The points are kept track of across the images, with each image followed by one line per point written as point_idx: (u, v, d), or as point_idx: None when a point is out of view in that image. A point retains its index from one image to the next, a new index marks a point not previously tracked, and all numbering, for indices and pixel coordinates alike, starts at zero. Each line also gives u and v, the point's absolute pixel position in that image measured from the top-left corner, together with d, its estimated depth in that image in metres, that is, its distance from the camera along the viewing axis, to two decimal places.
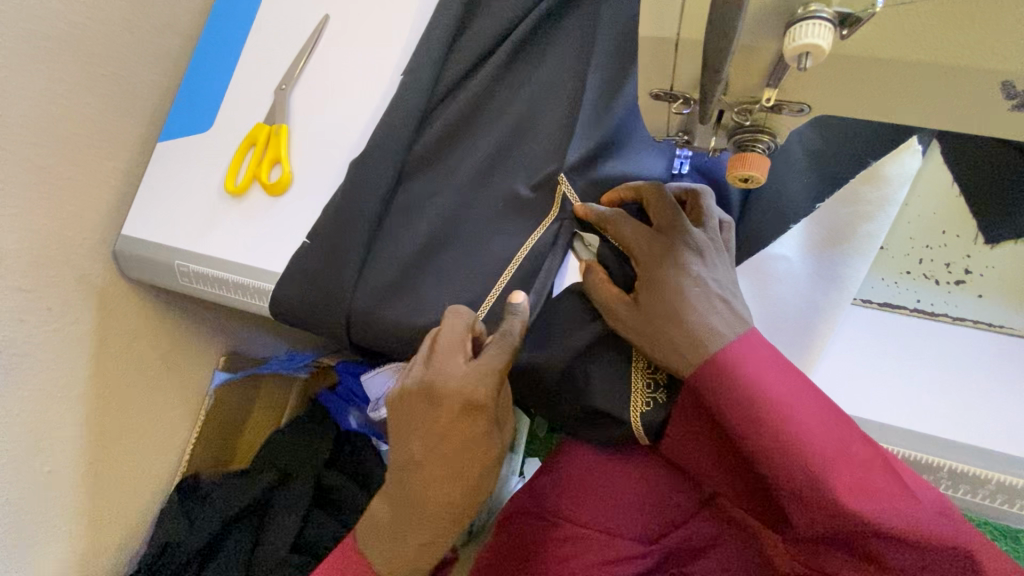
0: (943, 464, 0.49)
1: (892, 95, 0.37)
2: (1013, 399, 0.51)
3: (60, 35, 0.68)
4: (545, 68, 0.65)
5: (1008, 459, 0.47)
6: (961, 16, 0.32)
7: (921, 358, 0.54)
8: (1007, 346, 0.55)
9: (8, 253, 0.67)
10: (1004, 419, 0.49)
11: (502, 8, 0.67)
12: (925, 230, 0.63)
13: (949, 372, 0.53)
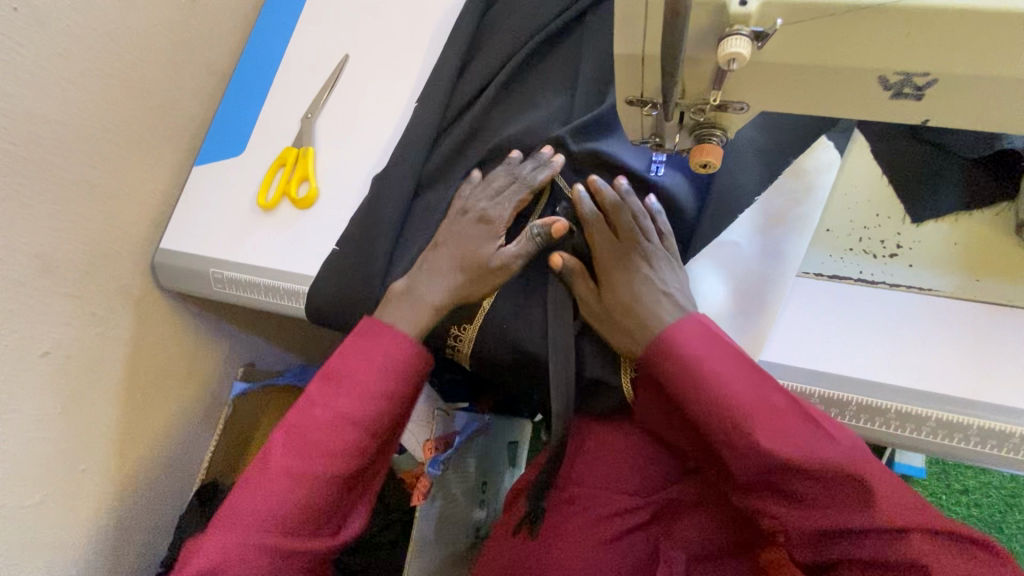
0: (889, 406, 0.55)
1: (802, 92, 0.41)
2: (938, 349, 0.55)
3: (113, 73, 0.78)
4: (545, 82, 0.78)
5: (940, 397, 0.54)
6: (847, 25, 0.37)
7: (861, 319, 0.58)
8: (936, 307, 0.57)
9: (61, 261, 0.75)
10: (934, 365, 0.55)
11: (500, 44, 0.79)
12: (861, 206, 0.63)
13: (884, 332, 0.57)
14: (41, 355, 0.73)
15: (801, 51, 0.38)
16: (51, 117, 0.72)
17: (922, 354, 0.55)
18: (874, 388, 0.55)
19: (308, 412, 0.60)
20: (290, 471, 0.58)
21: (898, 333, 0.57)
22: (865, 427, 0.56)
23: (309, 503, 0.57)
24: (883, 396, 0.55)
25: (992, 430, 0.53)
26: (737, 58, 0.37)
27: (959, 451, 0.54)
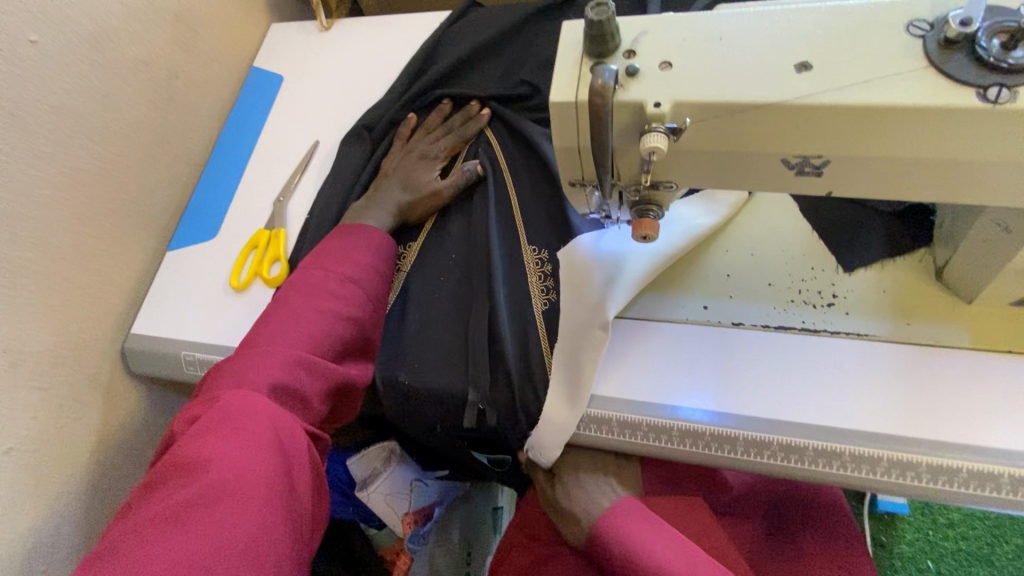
0: (843, 449, 0.57)
1: (716, 171, 0.45)
2: (880, 390, 0.60)
3: (90, 169, 0.81)
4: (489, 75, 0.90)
5: (884, 435, 0.57)
6: (747, 125, 0.41)
7: (811, 367, 0.62)
8: (871, 352, 0.62)
9: (31, 355, 0.75)
10: (873, 404, 0.59)
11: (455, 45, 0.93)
12: (794, 261, 0.68)
13: (832, 380, 0.61)
14: (4, 453, 0.72)
15: (709, 141, 0.43)
16: (28, 215, 0.74)
17: (863, 394, 0.60)
18: (826, 433, 0.59)
19: (308, 275, 0.70)
20: (306, 309, 0.67)
21: (841, 378, 0.61)
22: (824, 472, 0.58)
23: (317, 340, 0.66)
24: (834, 439, 0.58)
25: (941, 465, 0.56)
26: (656, 152, 0.41)
27: (920, 491, 0.56)
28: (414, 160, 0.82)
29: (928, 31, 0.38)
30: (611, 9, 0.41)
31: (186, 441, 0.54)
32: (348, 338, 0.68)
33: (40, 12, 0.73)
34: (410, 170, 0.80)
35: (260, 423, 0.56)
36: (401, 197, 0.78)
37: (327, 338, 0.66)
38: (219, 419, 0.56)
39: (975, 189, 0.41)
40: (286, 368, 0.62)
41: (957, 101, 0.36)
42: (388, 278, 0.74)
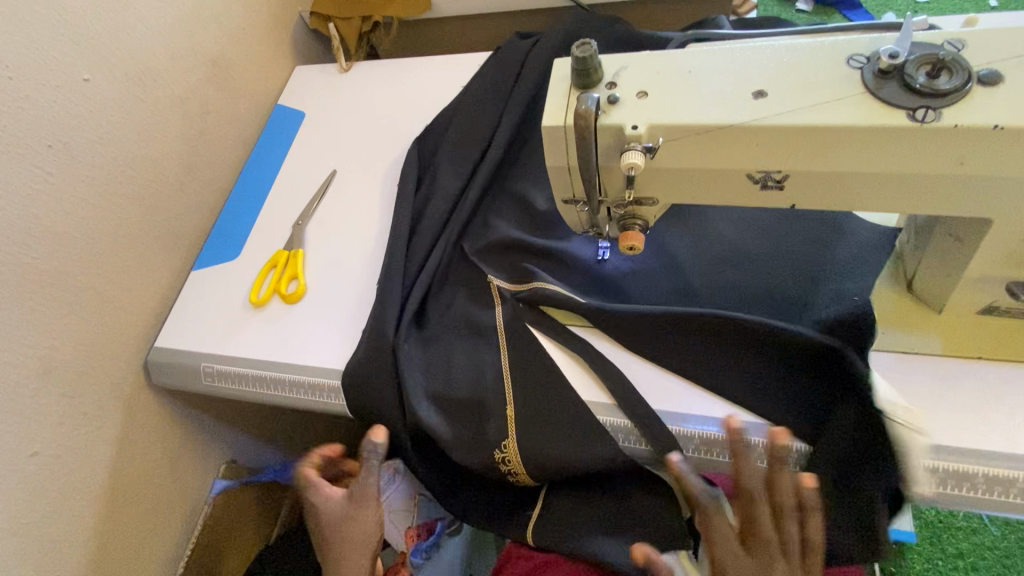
0: (978, 470, 0.55)
1: (690, 186, 0.51)
2: (965, 399, 0.59)
3: (127, 193, 0.89)
4: (484, 115, 0.93)
5: (979, 452, 0.56)
6: (708, 143, 0.47)
7: (955, 396, 0.59)
8: (917, 364, 0.62)
9: (61, 362, 0.80)
10: (970, 407, 0.58)
11: (455, 105, 0.96)
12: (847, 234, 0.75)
13: (954, 391, 0.60)
14: (31, 456, 0.77)
15: (678, 158, 0.48)
16: (70, 233, 0.81)
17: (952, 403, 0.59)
18: (962, 454, 0.56)
19: None
20: None
21: (933, 395, 0.60)
22: (953, 494, 0.56)
23: None
24: (969, 461, 0.56)
25: (956, 471, 0.56)
26: (634, 167, 0.47)
27: (957, 499, 0.56)
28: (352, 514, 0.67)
29: (865, 64, 0.44)
30: (593, 48, 0.48)
31: None
32: None
33: (94, 54, 0.82)
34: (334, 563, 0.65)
35: None
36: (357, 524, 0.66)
37: None
38: None
39: (920, 203, 0.46)
40: None
41: (891, 121, 0.41)
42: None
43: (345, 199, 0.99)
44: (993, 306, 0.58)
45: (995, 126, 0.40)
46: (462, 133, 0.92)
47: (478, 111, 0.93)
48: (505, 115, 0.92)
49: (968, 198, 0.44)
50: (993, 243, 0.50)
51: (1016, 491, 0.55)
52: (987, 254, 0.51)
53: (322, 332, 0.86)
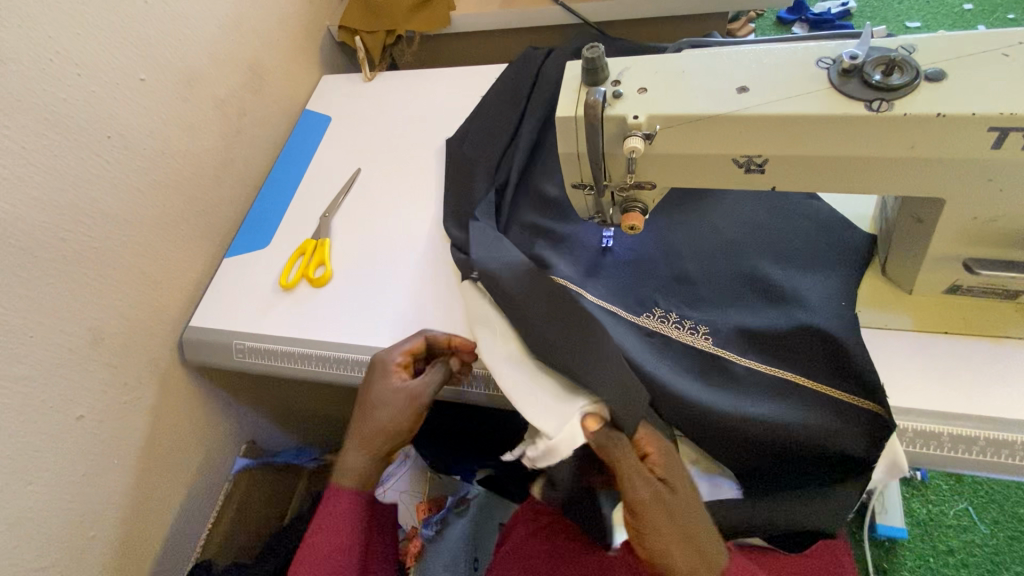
0: (941, 430, 0.62)
1: (683, 169, 0.58)
2: (928, 368, 0.66)
3: (171, 184, 0.97)
4: (502, 121, 1.03)
5: (938, 414, 0.62)
6: (699, 130, 0.54)
7: (922, 367, 0.66)
8: (885, 338, 0.69)
9: (108, 334, 0.87)
10: (932, 374, 0.65)
11: (477, 112, 1.05)
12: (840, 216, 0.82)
13: (918, 360, 0.66)
14: (76, 419, 0.83)
15: (673, 143, 0.56)
16: (121, 216, 0.89)
17: (913, 370, 0.66)
18: (924, 416, 0.63)
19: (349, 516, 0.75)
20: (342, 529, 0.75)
21: (891, 360, 0.67)
22: (919, 451, 0.62)
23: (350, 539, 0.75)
24: (932, 421, 0.62)
25: (923, 431, 0.62)
26: (635, 151, 0.55)
27: (923, 457, 0.63)
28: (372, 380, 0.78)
29: (832, 65, 0.52)
30: (601, 50, 0.56)
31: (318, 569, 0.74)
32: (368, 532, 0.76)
33: (149, 58, 0.91)
34: (366, 415, 0.75)
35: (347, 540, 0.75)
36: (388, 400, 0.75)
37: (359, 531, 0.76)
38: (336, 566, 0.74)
39: (880, 183, 0.53)
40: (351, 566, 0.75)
41: (852, 111, 0.49)
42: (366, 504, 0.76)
43: (367, 194, 1.07)
44: (956, 285, 0.66)
45: (938, 114, 0.47)
46: (484, 137, 1.01)
47: (497, 117, 1.03)
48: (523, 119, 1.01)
49: (921, 178, 0.52)
50: (948, 223, 0.57)
51: (977, 449, 0.61)
52: (945, 233, 0.58)
53: (347, 314, 0.92)
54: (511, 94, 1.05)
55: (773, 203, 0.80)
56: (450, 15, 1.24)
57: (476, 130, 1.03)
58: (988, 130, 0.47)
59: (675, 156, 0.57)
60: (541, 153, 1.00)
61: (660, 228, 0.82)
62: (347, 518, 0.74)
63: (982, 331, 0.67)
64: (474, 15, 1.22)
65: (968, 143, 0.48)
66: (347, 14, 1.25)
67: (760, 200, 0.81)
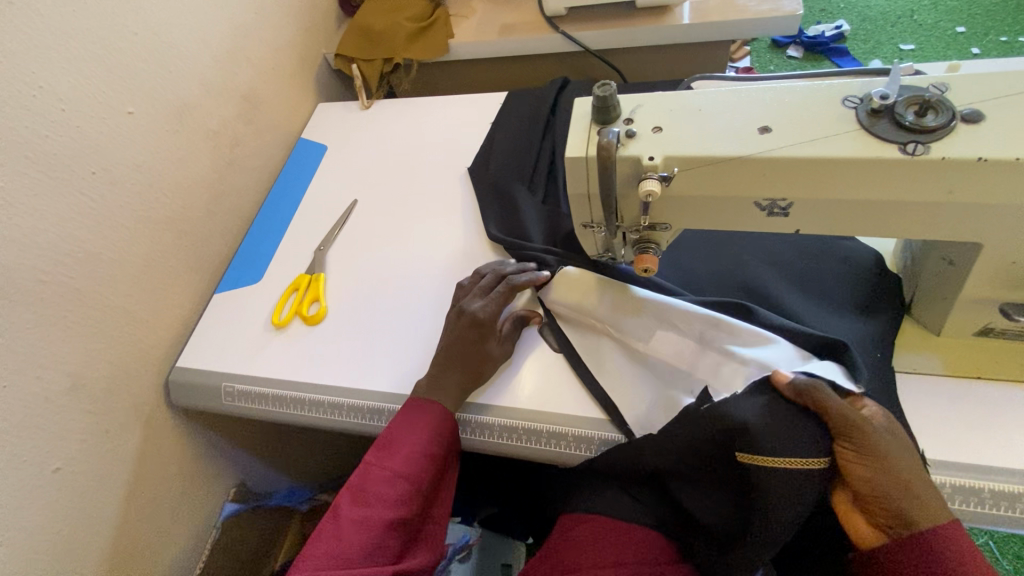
0: (982, 485, 0.58)
1: (701, 211, 0.55)
2: (961, 416, 0.62)
3: (160, 218, 0.93)
4: (536, 148, 1.05)
5: (976, 467, 0.58)
6: (720, 172, 0.51)
7: (955, 416, 0.62)
8: (910, 383, 0.65)
9: (89, 380, 0.82)
10: (967, 424, 0.61)
11: (511, 135, 1.07)
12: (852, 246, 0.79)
13: (952, 408, 0.63)
14: (53, 472, 0.78)
15: (690, 185, 0.53)
16: (105, 254, 0.84)
17: (947, 420, 0.62)
18: (963, 470, 0.59)
19: (402, 446, 0.69)
20: (396, 464, 0.68)
21: (923, 409, 0.63)
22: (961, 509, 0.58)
23: (402, 475, 0.68)
24: (972, 476, 0.58)
25: (962, 486, 0.58)
26: (651, 194, 0.52)
27: (966, 515, 0.58)
28: (463, 316, 0.76)
29: (859, 104, 0.49)
30: (613, 88, 0.53)
31: (356, 508, 0.66)
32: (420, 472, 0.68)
33: (139, 89, 0.88)
34: (462, 356, 0.74)
35: (394, 474, 0.68)
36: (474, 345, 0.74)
37: (413, 467, 0.68)
38: (380, 501, 0.66)
39: (916, 227, 0.50)
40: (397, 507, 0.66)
41: (884, 153, 0.46)
42: (430, 443, 0.70)
43: (364, 226, 1.04)
44: (988, 327, 0.62)
45: (979, 157, 0.44)
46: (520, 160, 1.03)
47: (532, 143, 1.06)
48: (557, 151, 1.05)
49: (959, 222, 0.48)
50: (984, 268, 0.53)
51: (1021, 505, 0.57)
52: (983, 276, 0.54)
53: (343, 357, 0.88)
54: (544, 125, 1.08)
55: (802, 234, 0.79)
56: (448, 43, 1.22)
57: (511, 152, 1.04)
58: None
59: (692, 196, 0.54)
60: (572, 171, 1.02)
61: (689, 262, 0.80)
62: (437, 426, 0.71)
63: (1018, 376, 0.63)
64: (473, 42, 1.21)
65: (1013, 187, 0.45)
66: (344, 42, 1.23)
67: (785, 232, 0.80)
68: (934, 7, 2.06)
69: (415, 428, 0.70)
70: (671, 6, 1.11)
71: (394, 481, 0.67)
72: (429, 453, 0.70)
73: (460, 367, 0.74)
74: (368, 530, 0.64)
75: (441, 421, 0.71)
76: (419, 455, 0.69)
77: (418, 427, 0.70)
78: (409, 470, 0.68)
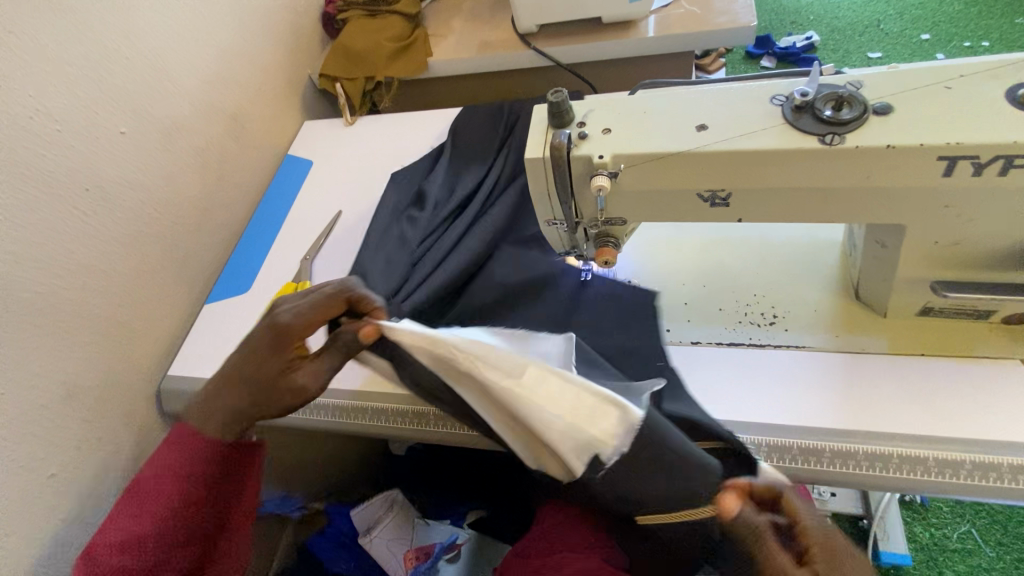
0: (927, 454, 0.61)
1: (650, 204, 0.60)
2: (908, 391, 0.66)
3: (150, 233, 0.97)
4: (467, 171, 1.01)
5: (919, 437, 0.62)
6: (664, 166, 0.55)
7: (902, 391, 0.66)
8: (857, 361, 0.69)
9: (84, 389, 0.85)
10: (913, 398, 0.65)
11: (448, 161, 1.04)
12: (785, 231, 0.84)
13: (901, 384, 0.66)
14: (48, 477, 0.80)
15: (637, 180, 0.57)
16: (98, 267, 0.88)
17: (895, 396, 0.66)
18: (910, 440, 0.62)
19: (159, 490, 0.66)
20: (144, 511, 0.66)
21: (871, 386, 0.67)
22: (910, 478, 0.61)
23: (147, 527, 0.65)
24: (920, 446, 0.62)
25: (909, 456, 0.62)
26: (602, 189, 0.57)
27: (915, 484, 0.61)
28: (270, 315, 0.64)
29: (785, 102, 0.54)
30: (565, 93, 0.58)
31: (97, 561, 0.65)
32: (185, 518, 0.66)
33: (130, 111, 0.93)
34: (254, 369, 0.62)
35: (143, 522, 0.66)
36: (263, 361, 0.62)
37: (174, 517, 0.65)
38: (125, 551, 0.65)
39: (842, 211, 0.54)
40: (147, 557, 0.65)
41: (807, 144, 0.51)
42: (173, 489, 0.66)
43: (348, 235, 1.08)
44: (928, 307, 0.67)
45: (887, 145, 0.49)
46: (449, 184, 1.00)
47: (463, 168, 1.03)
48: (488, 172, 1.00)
49: (878, 206, 0.53)
50: (911, 248, 0.58)
51: (965, 472, 0.60)
52: (911, 257, 0.59)
53: None
54: (482, 152, 1.05)
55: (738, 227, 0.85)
56: (427, 61, 1.28)
57: (444, 174, 1.02)
58: (937, 158, 0.48)
59: (641, 191, 0.58)
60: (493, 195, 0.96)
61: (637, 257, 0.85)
62: (180, 466, 0.66)
63: (959, 352, 0.67)
64: (451, 59, 1.27)
65: (921, 171, 0.49)
66: (328, 63, 1.29)
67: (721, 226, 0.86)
68: (900, 16, 2.14)
69: (163, 466, 0.66)
70: (636, 21, 1.18)
71: (132, 526, 0.66)
72: (189, 500, 0.66)
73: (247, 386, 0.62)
74: None
75: (211, 444, 0.66)
76: (172, 501, 0.65)
77: (180, 461, 0.66)
78: (163, 519, 0.65)
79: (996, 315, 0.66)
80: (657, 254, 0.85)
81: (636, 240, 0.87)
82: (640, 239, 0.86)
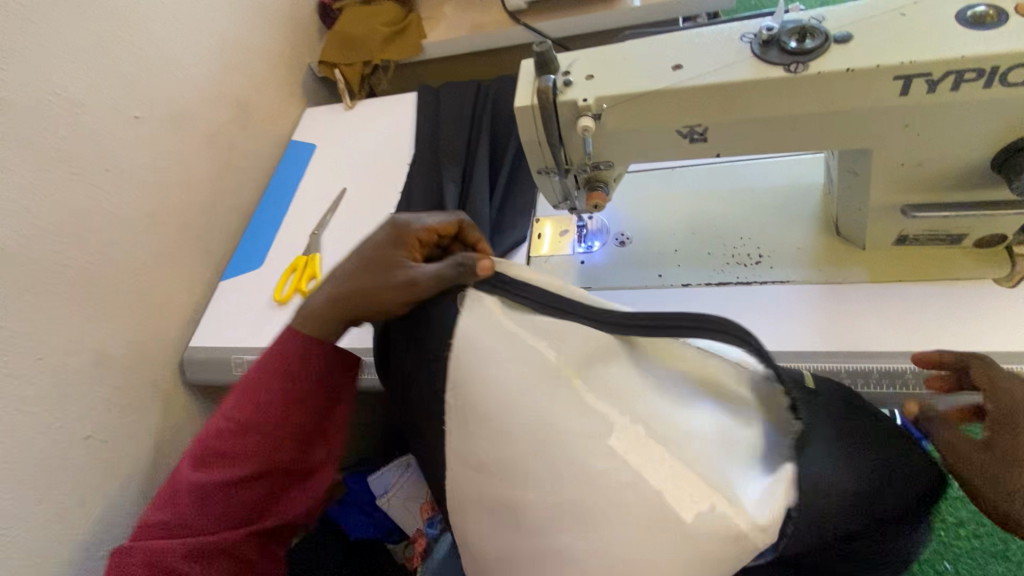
0: (905, 367, 0.65)
1: (634, 144, 0.64)
2: (885, 312, 0.70)
3: (166, 213, 1.02)
4: (453, 147, 1.13)
5: (895, 353, 0.66)
6: (642, 104, 0.60)
7: (879, 313, 0.70)
8: (837, 290, 0.73)
9: (113, 355, 0.91)
10: (889, 320, 0.69)
11: (430, 144, 1.16)
12: (767, 174, 0.88)
13: (879, 307, 0.70)
14: (84, 438, 0.86)
15: (619, 120, 0.62)
16: (120, 244, 0.94)
17: (874, 318, 0.70)
18: (888, 357, 0.66)
19: (263, 382, 0.68)
20: (258, 391, 0.68)
21: (852, 312, 0.71)
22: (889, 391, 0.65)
23: (249, 405, 0.68)
24: (896, 361, 0.65)
25: (887, 371, 0.65)
26: (587, 130, 0.61)
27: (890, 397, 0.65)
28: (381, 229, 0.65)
29: (753, 39, 0.58)
30: (549, 44, 0.62)
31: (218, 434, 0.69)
32: (248, 408, 0.68)
33: (143, 97, 0.99)
34: (357, 273, 0.64)
35: (249, 404, 0.68)
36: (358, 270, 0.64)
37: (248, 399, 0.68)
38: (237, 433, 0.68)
39: (811, 136, 0.59)
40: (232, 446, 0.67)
41: (773, 74, 0.55)
42: (280, 376, 0.68)
43: (352, 208, 1.13)
44: (903, 235, 0.71)
45: (847, 69, 0.53)
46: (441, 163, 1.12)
47: (448, 144, 1.14)
48: (471, 142, 1.13)
49: (842, 129, 0.57)
50: (878, 171, 0.62)
51: None
52: (881, 180, 0.63)
53: None
54: (459, 123, 1.17)
55: (719, 172, 0.90)
56: (421, 43, 1.33)
57: (434, 159, 1.13)
58: (893, 78, 0.52)
59: (624, 130, 0.63)
60: (484, 155, 1.08)
61: (627, 210, 0.90)
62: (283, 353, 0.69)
63: (933, 276, 0.71)
64: (443, 40, 1.31)
65: (878, 92, 0.53)
66: (326, 50, 1.34)
67: (704, 172, 0.90)
68: None
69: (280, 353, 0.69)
70: None
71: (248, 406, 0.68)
72: (262, 394, 0.68)
73: (357, 292, 0.63)
74: (211, 461, 0.69)
75: (303, 347, 0.68)
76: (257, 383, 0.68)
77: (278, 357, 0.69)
78: (248, 405, 0.68)
79: (968, 239, 0.69)
80: (639, 203, 0.90)
81: (623, 194, 0.92)
82: (627, 193, 0.91)
